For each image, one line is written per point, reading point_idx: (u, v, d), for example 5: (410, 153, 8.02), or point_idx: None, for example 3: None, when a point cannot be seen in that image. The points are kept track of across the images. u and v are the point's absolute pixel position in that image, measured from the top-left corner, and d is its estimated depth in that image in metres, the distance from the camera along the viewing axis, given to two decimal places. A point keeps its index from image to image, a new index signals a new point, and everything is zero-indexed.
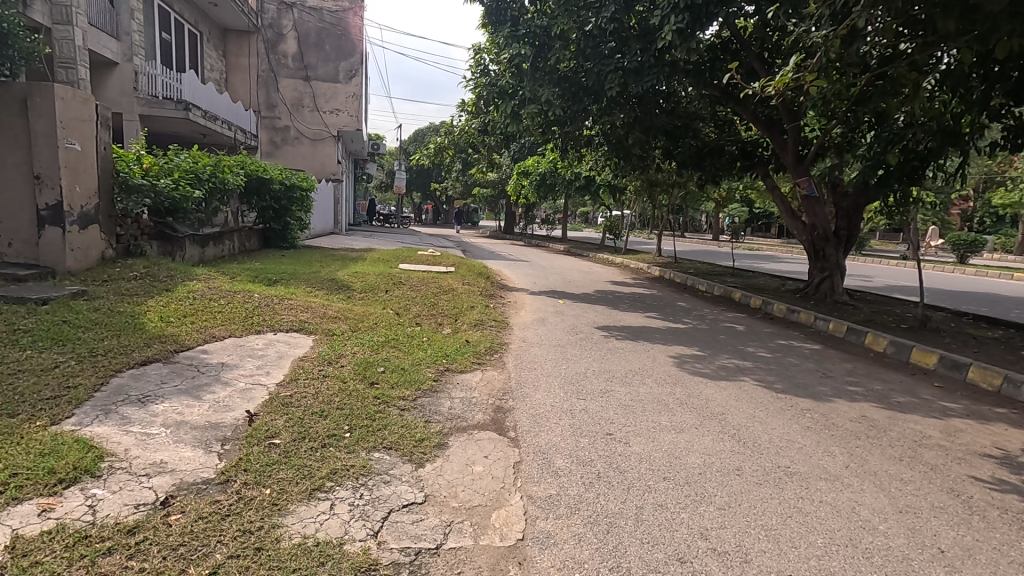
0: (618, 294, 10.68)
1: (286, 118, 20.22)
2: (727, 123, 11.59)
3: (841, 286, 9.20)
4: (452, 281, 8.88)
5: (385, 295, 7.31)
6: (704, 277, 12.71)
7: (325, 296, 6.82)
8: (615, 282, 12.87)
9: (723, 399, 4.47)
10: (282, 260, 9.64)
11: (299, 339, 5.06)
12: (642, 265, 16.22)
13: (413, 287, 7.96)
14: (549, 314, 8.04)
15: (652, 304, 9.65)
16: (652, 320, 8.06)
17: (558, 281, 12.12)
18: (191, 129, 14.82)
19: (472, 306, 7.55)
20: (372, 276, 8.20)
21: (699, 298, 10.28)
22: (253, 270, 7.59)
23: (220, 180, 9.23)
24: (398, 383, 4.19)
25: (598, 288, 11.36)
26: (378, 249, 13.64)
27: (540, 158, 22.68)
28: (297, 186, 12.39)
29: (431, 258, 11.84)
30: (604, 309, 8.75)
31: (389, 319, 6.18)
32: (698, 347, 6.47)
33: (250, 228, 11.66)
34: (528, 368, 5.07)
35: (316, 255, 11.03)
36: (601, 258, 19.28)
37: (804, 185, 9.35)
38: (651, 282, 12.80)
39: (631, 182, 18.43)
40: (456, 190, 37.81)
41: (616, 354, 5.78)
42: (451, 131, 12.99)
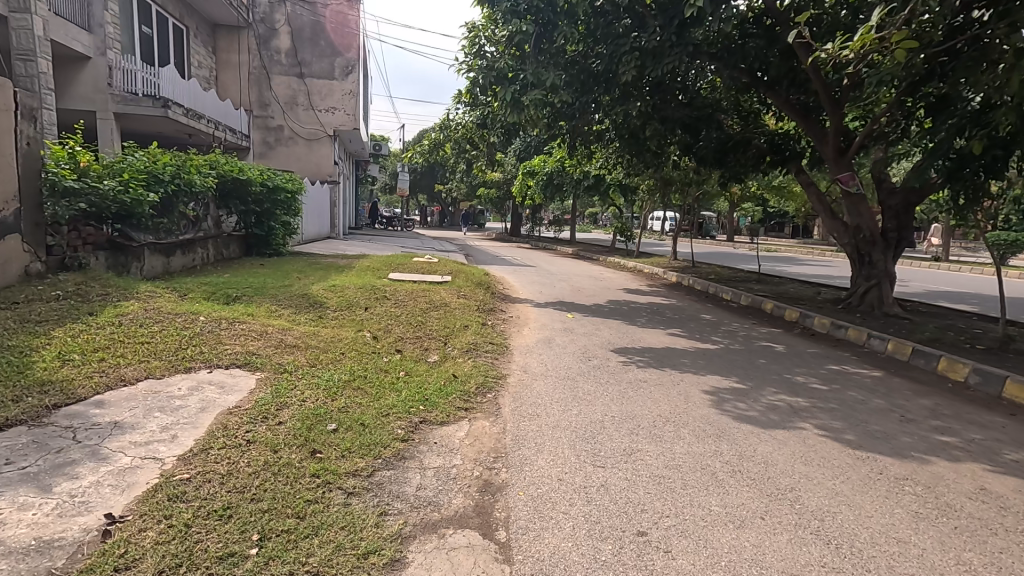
0: (633, 305, 9.58)
1: (280, 117, 19.24)
2: (752, 114, 10.45)
3: (891, 296, 8.01)
4: (447, 294, 7.81)
5: (364, 314, 6.25)
6: (727, 284, 11.54)
7: (292, 317, 5.75)
8: (629, 290, 11.72)
9: (786, 462, 3.38)
10: (257, 270, 8.66)
11: (237, 380, 3.97)
12: (656, 270, 15.06)
13: (400, 303, 6.91)
14: (556, 332, 6.97)
15: (672, 317, 8.54)
16: (675, 340, 6.94)
17: (566, 290, 11.05)
18: (174, 128, 13.89)
19: (467, 325, 6.47)
20: (353, 289, 7.16)
21: (724, 310, 9.15)
22: (213, 285, 6.56)
23: (186, 181, 8.21)
24: (352, 449, 3.10)
25: (610, 298, 10.27)
26: (371, 256, 12.63)
27: (546, 157, 21.60)
28: (281, 188, 11.39)
29: (426, 266, 10.79)
30: (618, 326, 7.66)
31: (363, 347, 5.10)
32: (736, 376, 5.36)
33: (230, 234, 10.68)
34: (528, 415, 3.98)
35: (299, 264, 10.03)
36: (611, 263, 18.16)
37: (847, 181, 8.17)
38: (669, 290, 11.64)
39: (644, 182, 17.31)
40: (460, 191, 36.83)
41: (637, 391, 4.68)
42: (448, 129, 11.98)
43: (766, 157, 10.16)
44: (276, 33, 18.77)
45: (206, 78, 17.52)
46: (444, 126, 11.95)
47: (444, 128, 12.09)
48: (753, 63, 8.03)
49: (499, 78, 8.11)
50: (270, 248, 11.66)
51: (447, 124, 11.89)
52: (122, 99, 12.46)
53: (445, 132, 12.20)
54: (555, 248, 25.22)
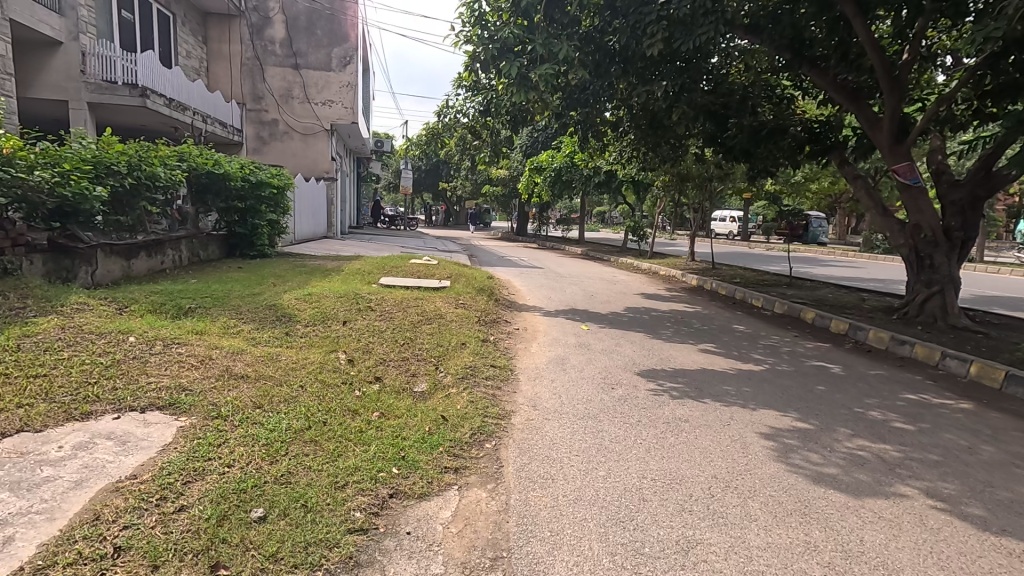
0: (655, 314, 8.51)
1: (274, 111, 18.29)
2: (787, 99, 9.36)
3: (956, 305, 6.90)
4: (444, 303, 6.78)
5: (341, 330, 5.25)
6: (755, 289, 10.46)
7: (251, 337, 4.73)
8: (647, 295, 10.67)
9: (915, 568, 2.33)
10: (231, 275, 7.69)
11: (147, 431, 2.95)
12: (673, 272, 13.99)
13: (387, 314, 5.88)
14: (571, 350, 5.93)
15: (701, 329, 7.47)
16: (711, 358, 5.90)
17: (578, 295, 9.98)
18: (156, 119, 12.94)
19: (465, 343, 5.44)
20: (332, 297, 6.18)
21: (759, 321, 8.06)
22: (166, 293, 5.57)
23: (149, 173, 7.24)
24: (276, 559, 2.07)
25: (628, 305, 9.22)
26: (364, 257, 11.63)
27: (554, 152, 20.56)
28: (265, 184, 10.41)
29: (424, 269, 9.79)
30: (641, 340, 6.61)
31: (333, 376, 4.08)
32: (797, 410, 4.31)
33: (207, 235, 9.70)
34: (537, 481, 2.95)
35: (281, 268, 9.03)
36: (624, 265, 17.07)
37: (906, 172, 7.07)
38: (691, 296, 10.58)
39: (658, 178, 16.25)
40: (465, 189, 35.84)
41: (678, 437, 3.65)
42: (443, 128, 11.06)
43: (804, 147, 9.06)
44: (270, 21, 17.83)
45: (195, 69, 16.60)
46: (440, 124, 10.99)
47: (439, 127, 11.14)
48: (798, 35, 6.93)
49: (503, 53, 7.06)
50: (254, 249, 10.67)
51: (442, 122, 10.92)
52: (96, 87, 11.56)
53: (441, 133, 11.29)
54: (563, 248, 24.18)
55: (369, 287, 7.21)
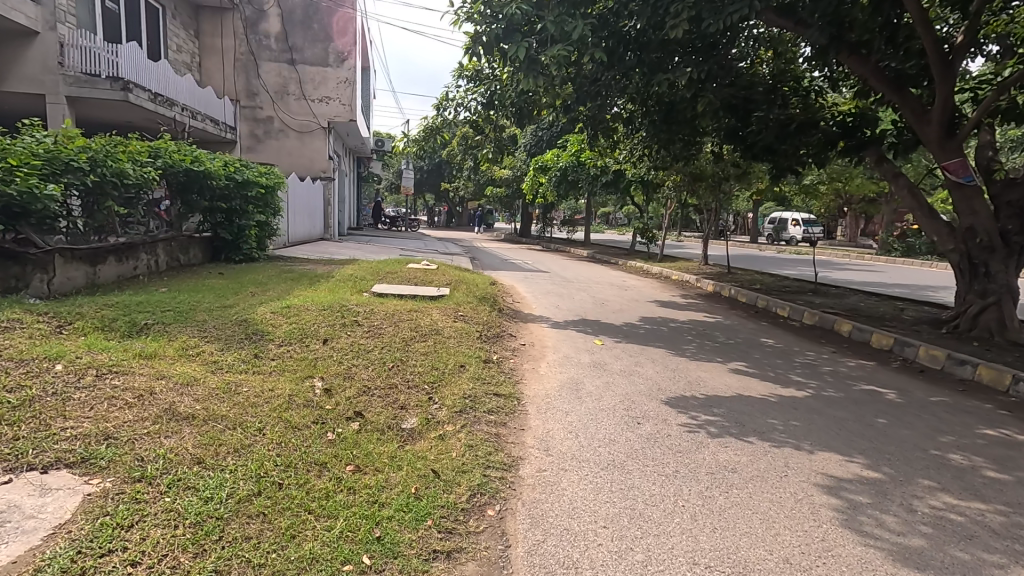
0: (674, 326, 7.77)
1: (270, 108, 17.61)
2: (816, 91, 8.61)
3: (1016, 319, 6.14)
4: (440, 315, 6.05)
5: (320, 351, 4.54)
6: (779, 296, 9.73)
7: (211, 362, 4.01)
8: (662, 302, 9.94)
9: None
10: (207, 283, 7.00)
11: (39, 504, 2.22)
12: (686, 277, 13.27)
13: (375, 331, 5.17)
14: (585, 372, 5.18)
15: (728, 344, 6.72)
16: (746, 381, 5.16)
17: (588, 303, 9.26)
18: (140, 114, 12.25)
19: (463, 365, 4.73)
20: (314, 309, 5.48)
21: (790, 335, 7.31)
22: (121, 306, 4.85)
23: (116, 169, 6.55)
24: None
25: (642, 314, 8.48)
26: (359, 261, 10.96)
27: (560, 151, 19.87)
28: (252, 182, 9.71)
29: (421, 274, 9.10)
30: (663, 358, 5.86)
31: (303, 413, 3.37)
32: (862, 454, 3.58)
33: (188, 238, 9.01)
34: (556, 573, 2.22)
35: (266, 274, 8.34)
36: (632, 268, 16.34)
37: (958, 169, 6.31)
38: (709, 303, 9.85)
39: (670, 178, 15.55)
40: (468, 188, 35.14)
41: (727, 498, 2.90)
42: (430, 134, 9.99)
43: (837, 143, 8.29)
44: (264, 15, 17.15)
45: (186, 64, 15.94)
46: (424, 129, 9.88)
47: (420, 140, 9.93)
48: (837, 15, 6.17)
49: (509, 34, 6.33)
50: (241, 252, 9.99)
51: (428, 127, 9.84)
52: (75, 80, 10.88)
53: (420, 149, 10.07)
54: (569, 249, 23.48)
55: (358, 297, 6.52)
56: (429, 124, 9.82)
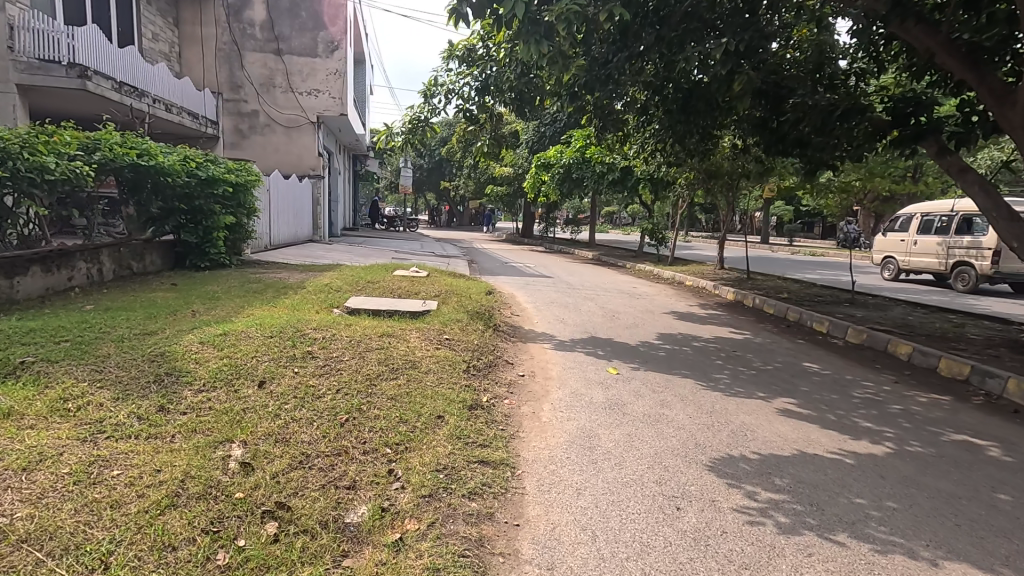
0: (698, 346, 6.67)
1: (255, 101, 16.53)
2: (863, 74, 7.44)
3: None
4: (421, 341, 4.92)
5: (250, 400, 3.44)
6: (813, 307, 8.60)
7: (90, 422, 2.94)
8: (680, 314, 8.85)
9: None
10: (149, 297, 5.96)
11: None
12: (701, 282, 12.18)
13: (333, 367, 4.06)
14: (599, 419, 4.07)
15: (767, 372, 5.61)
16: (805, 429, 4.05)
17: (596, 316, 8.15)
18: (104, 105, 11.22)
19: (443, 415, 3.62)
20: (261, 334, 4.40)
21: (837, 359, 6.18)
22: (3, 337, 3.78)
23: (33, 162, 5.49)
24: None
25: (660, 331, 7.37)
26: (342, 267, 9.90)
27: (563, 147, 18.83)
28: (218, 179, 8.63)
29: (407, 283, 8.05)
30: (694, 394, 4.74)
31: (188, 515, 2.28)
32: (1006, 565, 2.46)
33: (141, 243, 7.96)
34: None
35: (227, 283, 7.28)
36: (642, 273, 15.17)
37: None
38: (734, 316, 8.75)
39: (681, 176, 14.49)
40: (469, 188, 33.92)
41: None
42: (417, 126, 8.00)
43: (890, 131, 7.13)
44: (248, 2, 16.12)
45: (164, 54, 14.99)
46: (411, 122, 7.95)
47: (410, 131, 7.97)
48: None
49: None
50: (207, 258, 8.91)
51: (415, 119, 7.91)
52: (27, 67, 9.85)
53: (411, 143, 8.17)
54: (573, 252, 22.29)
55: (323, 318, 5.40)
56: (416, 116, 7.88)
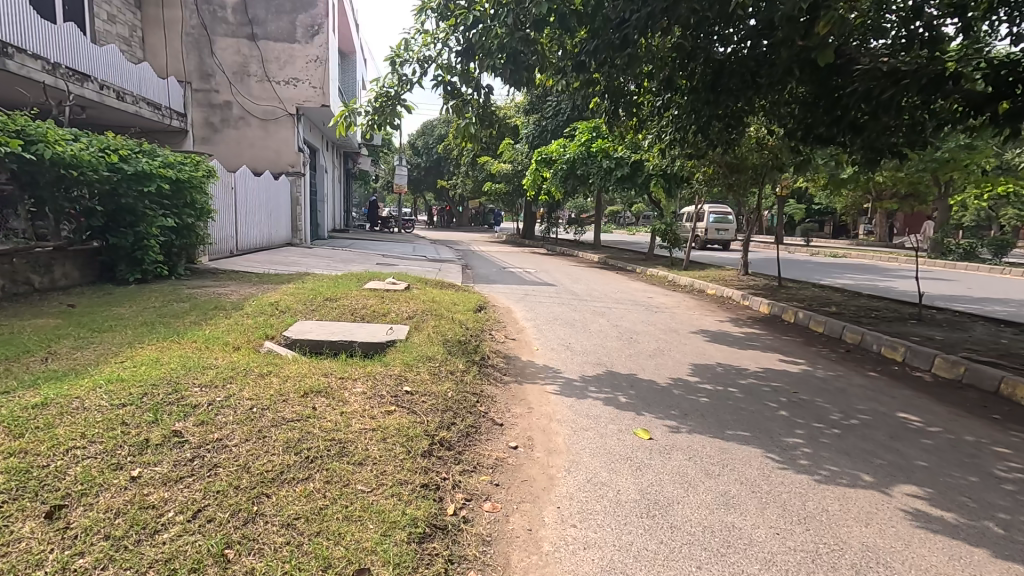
0: (746, 385, 5.12)
1: (227, 91, 15.02)
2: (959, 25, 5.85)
3: None
4: (364, 402, 3.34)
5: (3, 560, 1.87)
6: (876, 327, 7.02)
7: None
8: (711, 336, 7.29)
9: None
10: (10, 327, 4.41)
11: None
12: (726, 291, 10.61)
13: (201, 465, 2.48)
14: (635, 543, 2.52)
15: (856, 431, 4.06)
16: (970, 561, 2.49)
17: (610, 339, 6.63)
18: (30, 87, 9.92)
19: (368, 566, 2.08)
20: (104, 401, 2.83)
21: (939, 407, 4.63)
22: None
23: None
24: None
25: (693, 361, 5.84)
26: (305, 278, 8.34)
27: (566, 141, 17.31)
28: (149, 173, 7.11)
29: (376, 300, 6.51)
30: (770, 482, 3.18)
31: None
32: None
33: (49, 252, 6.50)
34: None
35: (144, 302, 5.75)
36: (654, 279, 13.64)
37: None
38: (778, 338, 7.18)
39: (697, 171, 12.95)
40: (466, 188, 32.41)
41: None
42: (385, 102, 6.10)
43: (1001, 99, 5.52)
44: None
45: (123, 38, 13.58)
46: (379, 98, 6.09)
47: (377, 107, 6.08)
48: None
49: None
50: (139, 269, 7.39)
51: (385, 95, 6.08)
52: None
53: (378, 126, 6.27)
54: (576, 254, 20.72)
55: (234, 362, 3.80)
56: (386, 90, 6.04)
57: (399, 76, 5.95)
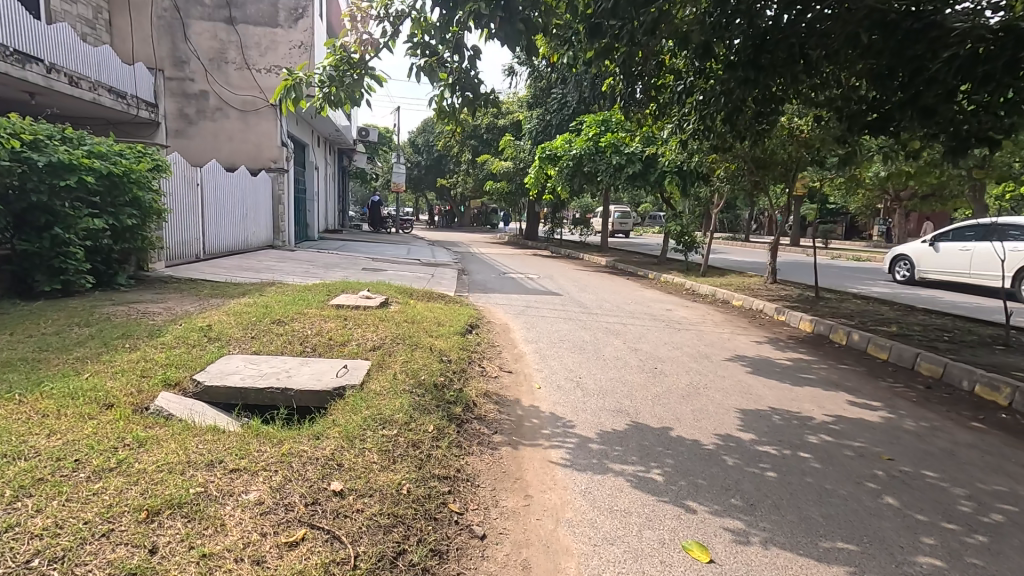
0: (822, 448, 3.79)
1: (203, 79, 13.76)
2: None
3: None
4: (248, 530, 2.01)
5: None
6: (958, 356, 5.67)
7: None
8: (751, 365, 5.96)
9: None
10: None
11: None
12: (756, 304, 9.26)
13: None
14: None
15: (1011, 538, 2.73)
16: None
17: (629, 372, 5.30)
18: None
19: None
20: None
21: None
22: None
23: None
24: None
25: (740, 407, 4.51)
26: (262, 291, 7.03)
27: (571, 136, 16.00)
28: (68, 164, 6.02)
29: (335, 321, 5.21)
30: None
31: None
32: None
33: None
34: None
35: (29, 328, 4.45)
36: (670, 286, 12.30)
37: None
38: (834, 369, 5.85)
39: (718, 168, 11.62)
40: (467, 187, 31.07)
41: None
42: (346, 71, 4.80)
43: None
44: None
45: (85, 20, 12.36)
46: (339, 64, 4.78)
47: (336, 76, 4.76)
48: None
49: None
50: (59, 278, 6.15)
51: (345, 61, 4.77)
52: None
53: (340, 103, 4.96)
54: (581, 257, 19.40)
55: (71, 441, 2.47)
56: (347, 55, 4.75)
57: (364, 35, 4.71)
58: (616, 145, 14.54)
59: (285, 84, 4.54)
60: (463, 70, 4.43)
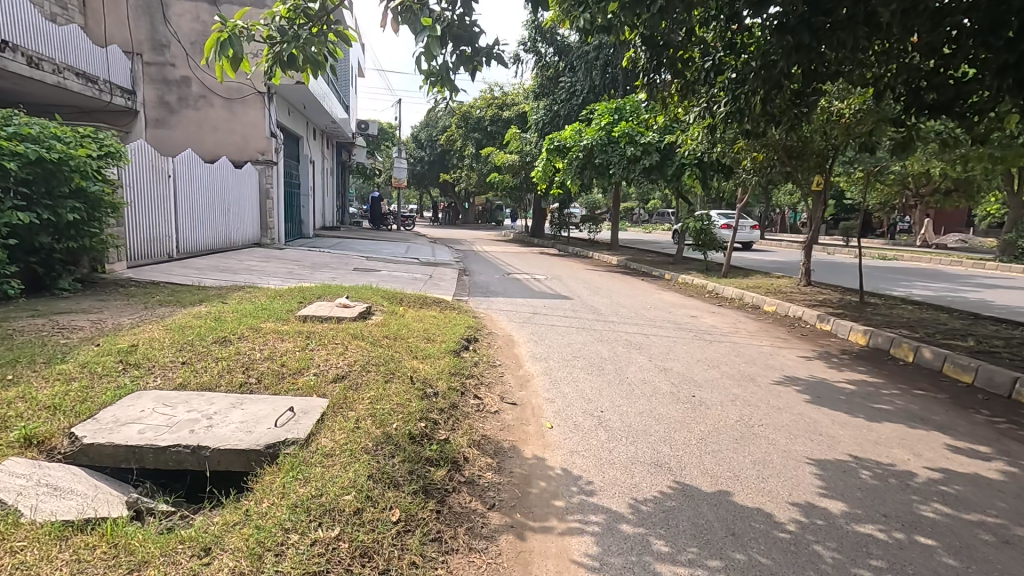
0: (944, 527, 2.73)
1: (184, 65, 12.74)
2: None
3: None
4: None
5: None
6: None
7: None
8: (807, 389, 4.89)
9: None
10: None
11: None
12: (793, 311, 8.16)
13: None
14: None
15: None
16: None
17: (662, 403, 4.25)
18: None
19: None
20: None
21: None
22: None
23: None
24: None
25: (813, 457, 3.45)
26: (223, 297, 6.01)
27: (581, 125, 14.90)
28: None
29: (295, 339, 4.18)
30: None
31: None
32: None
33: None
34: None
35: None
36: (690, 289, 11.21)
37: None
38: (911, 397, 4.78)
39: (745, 159, 10.51)
40: (471, 183, 29.99)
41: None
42: (302, 24, 3.38)
43: None
44: None
45: None
46: (293, 18, 3.37)
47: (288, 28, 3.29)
48: None
49: None
50: None
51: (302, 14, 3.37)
52: None
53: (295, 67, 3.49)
54: (591, 256, 18.31)
55: None
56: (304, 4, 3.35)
57: None
58: (630, 135, 13.42)
59: (217, 36, 2.89)
60: (457, 20, 3.19)
